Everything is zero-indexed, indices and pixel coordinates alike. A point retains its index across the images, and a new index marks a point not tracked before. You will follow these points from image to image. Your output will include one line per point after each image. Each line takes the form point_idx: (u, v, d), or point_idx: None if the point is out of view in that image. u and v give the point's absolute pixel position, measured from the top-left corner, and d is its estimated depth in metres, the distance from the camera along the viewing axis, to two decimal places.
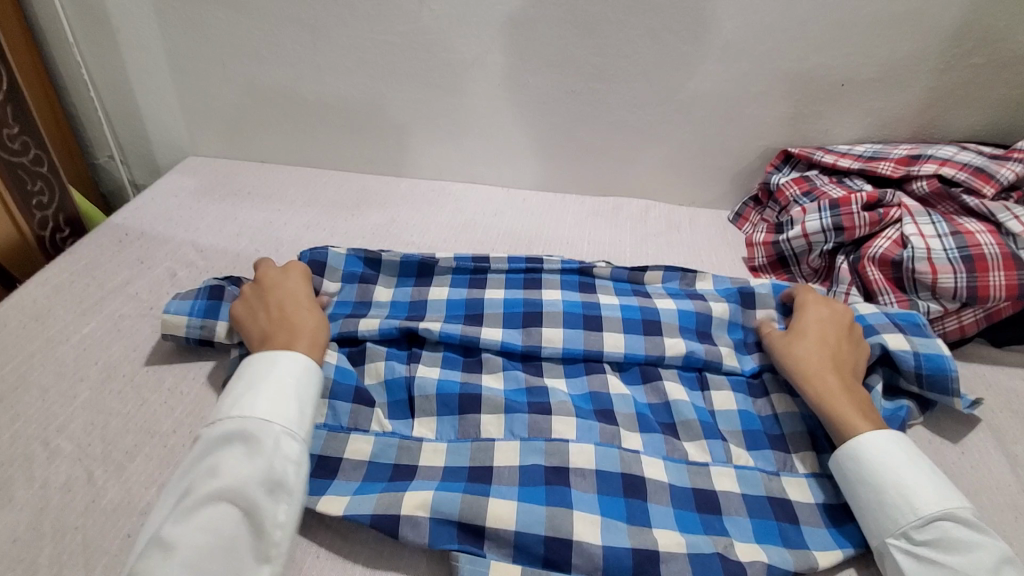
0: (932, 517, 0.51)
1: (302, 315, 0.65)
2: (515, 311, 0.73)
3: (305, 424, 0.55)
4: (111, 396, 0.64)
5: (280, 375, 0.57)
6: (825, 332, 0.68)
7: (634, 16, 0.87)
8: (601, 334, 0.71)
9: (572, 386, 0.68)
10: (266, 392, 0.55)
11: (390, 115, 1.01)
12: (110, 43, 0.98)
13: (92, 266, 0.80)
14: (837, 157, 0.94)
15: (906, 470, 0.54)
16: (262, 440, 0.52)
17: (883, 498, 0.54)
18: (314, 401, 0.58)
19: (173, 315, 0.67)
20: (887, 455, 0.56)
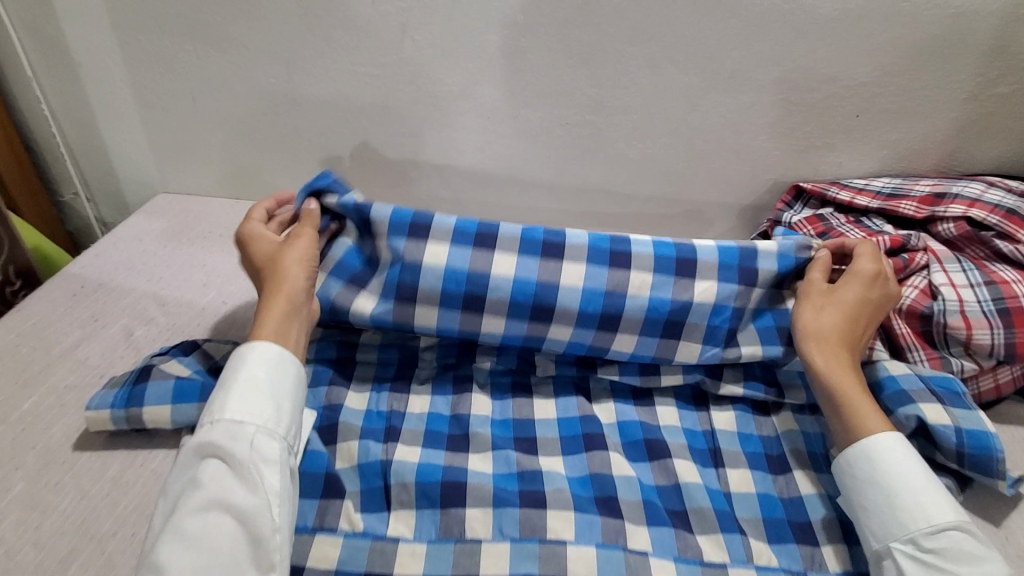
0: (945, 526, 0.50)
1: (276, 263, 0.62)
2: (515, 331, 0.66)
3: (285, 420, 0.53)
4: (48, 487, 0.56)
5: (255, 367, 0.54)
6: (859, 307, 0.63)
7: (633, 46, 0.81)
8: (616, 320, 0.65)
9: (577, 334, 0.65)
10: (239, 391, 0.52)
11: (372, 149, 0.94)
12: (71, 77, 0.92)
13: (40, 326, 0.73)
14: (854, 194, 0.87)
15: (922, 477, 0.53)
16: (235, 444, 0.50)
17: (895, 502, 0.53)
18: (293, 393, 0.55)
19: (96, 411, 0.59)
20: (902, 458, 0.54)
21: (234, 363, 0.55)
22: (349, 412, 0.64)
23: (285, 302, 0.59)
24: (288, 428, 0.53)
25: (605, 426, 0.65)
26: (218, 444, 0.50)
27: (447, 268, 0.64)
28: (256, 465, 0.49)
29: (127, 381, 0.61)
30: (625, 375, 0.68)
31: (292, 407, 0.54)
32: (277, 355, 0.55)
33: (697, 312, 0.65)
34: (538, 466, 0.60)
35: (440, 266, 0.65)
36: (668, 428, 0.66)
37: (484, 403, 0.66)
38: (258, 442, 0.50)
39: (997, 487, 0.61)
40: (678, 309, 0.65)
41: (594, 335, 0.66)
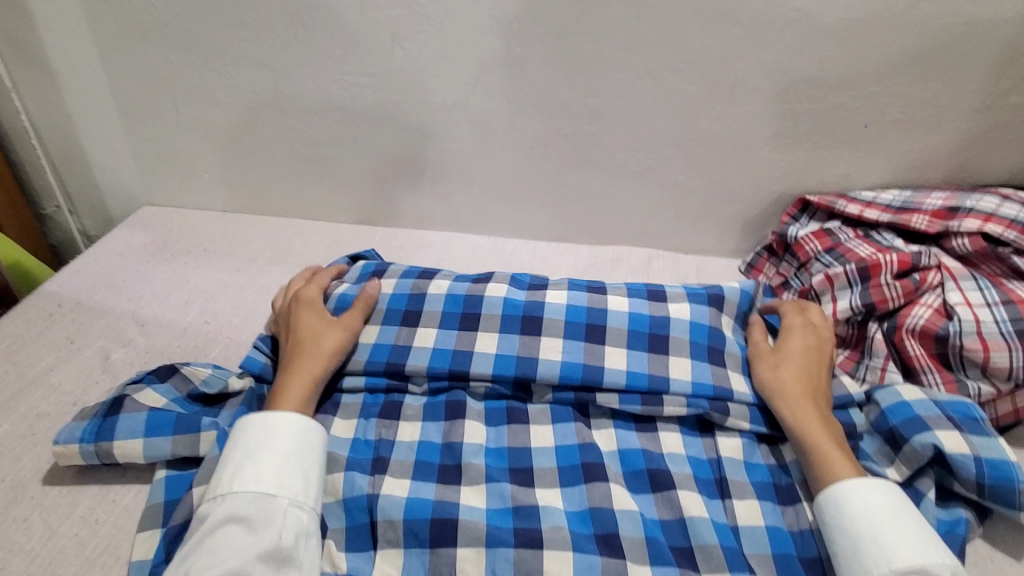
0: (905, 571, 0.48)
1: (315, 341, 0.64)
2: (507, 368, 0.65)
3: (313, 491, 0.53)
4: (12, 526, 0.53)
5: (285, 438, 0.54)
6: (811, 359, 0.65)
7: (633, 54, 0.78)
8: (602, 347, 0.67)
9: (568, 353, 0.66)
10: (266, 464, 0.52)
11: (363, 161, 0.91)
12: (51, 87, 0.89)
13: (14, 349, 0.69)
14: (863, 207, 0.85)
15: (885, 518, 0.52)
16: (267, 517, 0.49)
17: (859, 545, 0.51)
18: (319, 463, 0.55)
19: (64, 446, 0.55)
20: (864, 498, 0.53)
21: (260, 428, 0.55)
22: (336, 442, 0.61)
23: (312, 383, 0.61)
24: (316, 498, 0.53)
25: (605, 455, 0.62)
26: (246, 516, 0.49)
27: (447, 297, 0.71)
28: (286, 540, 0.49)
29: (98, 414, 0.58)
30: (624, 402, 0.64)
31: (319, 477, 0.54)
32: (304, 427, 0.56)
33: (677, 326, 0.69)
34: (534, 501, 0.57)
35: (441, 295, 0.71)
36: (672, 456, 0.63)
37: (477, 432, 0.63)
38: (288, 516, 0.50)
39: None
40: (658, 322, 0.69)
41: (585, 350, 0.67)
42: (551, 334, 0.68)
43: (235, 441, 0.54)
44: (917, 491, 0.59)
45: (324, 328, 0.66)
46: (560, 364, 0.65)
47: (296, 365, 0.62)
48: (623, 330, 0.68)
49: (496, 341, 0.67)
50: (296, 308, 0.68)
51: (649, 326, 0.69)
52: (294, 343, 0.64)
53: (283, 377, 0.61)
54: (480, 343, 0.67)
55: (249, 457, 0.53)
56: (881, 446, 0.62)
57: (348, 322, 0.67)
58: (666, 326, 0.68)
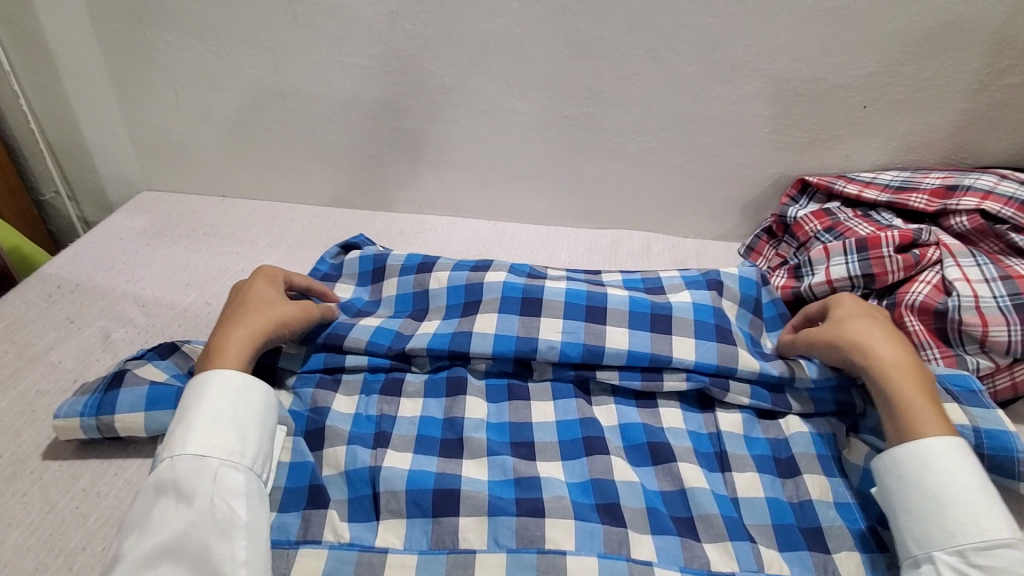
0: (998, 542, 0.47)
1: (264, 305, 0.62)
2: (506, 348, 0.64)
3: (250, 450, 0.52)
4: (12, 500, 0.53)
5: (216, 398, 0.53)
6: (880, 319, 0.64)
7: (633, 35, 0.78)
8: (604, 328, 0.66)
9: (567, 334, 0.65)
10: (197, 426, 0.52)
11: (363, 145, 0.91)
12: (49, 70, 0.88)
13: (13, 328, 0.69)
14: (862, 188, 0.85)
15: (973, 488, 0.50)
16: (196, 479, 0.49)
17: (945, 509, 0.50)
18: (257, 421, 0.54)
19: (65, 419, 0.55)
20: (953, 466, 0.51)
21: (192, 392, 0.54)
22: (338, 417, 0.61)
23: (251, 342, 0.59)
24: (254, 458, 0.52)
25: (606, 430, 0.62)
26: (176, 479, 0.49)
27: (449, 289, 0.71)
28: (218, 500, 0.48)
29: (99, 388, 0.58)
30: (624, 377, 0.65)
31: (258, 436, 0.53)
32: (239, 384, 0.55)
33: (680, 308, 0.68)
34: (536, 473, 0.57)
35: (443, 289, 0.71)
36: (672, 430, 0.63)
37: (478, 407, 0.63)
38: (220, 477, 0.49)
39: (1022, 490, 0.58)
40: (659, 304, 0.68)
41: (585, 331, 0.66)
42: (551, 315, 0.67)
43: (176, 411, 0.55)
44: None
45: (278, 300, 0.64)
46: (560, 344, 0.65)
47: (239, 323, 0.60)
48: (625, 312, 0.67)
49: (495, 322, 0.66)
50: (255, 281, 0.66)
51: (651, 308, 0.68)
52: (241, 304, 0.62)
53: (221, 334, 0.59)
54: (479, 325, 0.66)
55: (179, 422, 0.52)
56: None
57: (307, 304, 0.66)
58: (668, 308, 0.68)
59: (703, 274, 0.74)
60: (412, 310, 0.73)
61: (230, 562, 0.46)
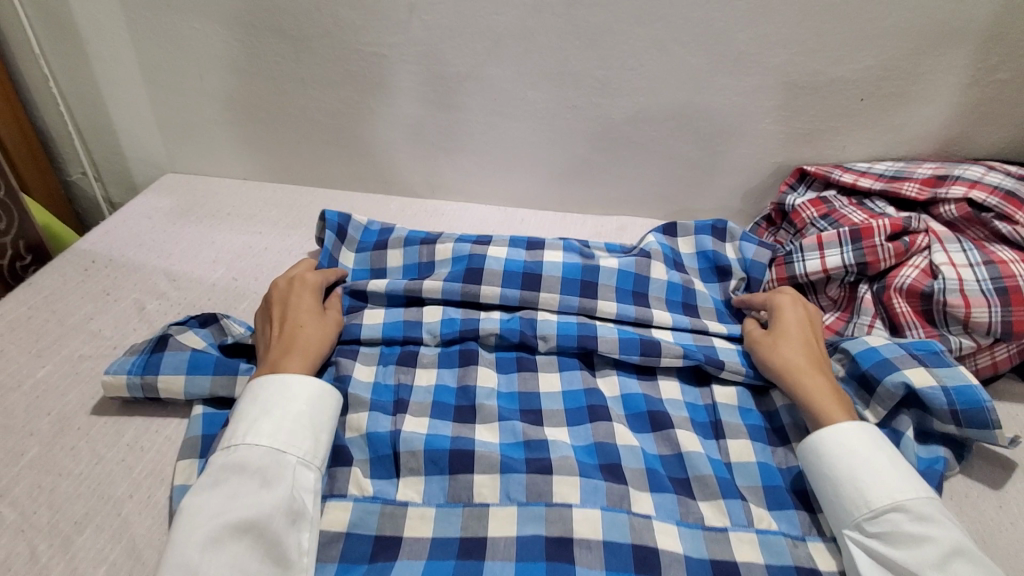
0: (883, 509, 0.52)
1: (306, 334, 0.65)
2: (512, 326, 0.71)
3: (320, 452, 0.56)
4: (63, 452, 0.57)
5: (297, 400, 0.57)
6: (804, 334, 0.68)
7: (641, 27, 0.81)
8: (596, 301, 0.73)
9: (564, 305, 0.72)
10: (277, 420, 0.55)
11: (379, 131, 0.95)
12: (79, 54, 0.92)
13: (53, 298, 0.73)
14: (857, 176, 0.89)
15: (865, 464, 0.55)
16: (276, 471, 0.52)
17: (839, 490, 0.55)
18: (328, 426, 0.58)
19: (113, 376, 0.60)
20: (840, 451, 0.57)
21: (272, 390, 0.57)
22: (359, 385, 0.66)
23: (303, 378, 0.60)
24: (323, 459, 0.56)
25: (609, 400, 0.67)
26: (258, 467, 0.52)
27: (453, 259, 0.77)
28: (294, 492, 0.52)
29: (146, 349, 0.63)
30: (624, 352, 0.69)
31: (328, 439, 0.57)
32: (320, 391, 0.59)
33: (656, 285, 0.77)
34: (544, 436, 0.62)
35: (447, 260, 0.78)
36: (671, 401, 0.68)
37: (489, 376, 0.68)
38: (297, 474, 0.53)
39: (999, 441, 0.64)
40: (642, 283, 0.77)
41: (580, 304, 0.72)
42: (549, 291, 0.73)
43: (248, 399, 0.57)
44: (896, 432, 0.67)
45: (318, 327, 0.66)
46: (557, 322, 0.71)
47: (289, 354, 0.62)
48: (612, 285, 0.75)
49: (498, 293, 0.72)
50: (298, 293, 0.69)
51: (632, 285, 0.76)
52: (287, 331, 0.64)
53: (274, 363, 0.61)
54: (485, 291, 0.72)
55: (260, 413, 0.56)
56: (858, 391, 0.70)
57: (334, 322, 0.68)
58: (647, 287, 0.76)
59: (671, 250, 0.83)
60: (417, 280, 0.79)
61: (300, 552, 0.50)
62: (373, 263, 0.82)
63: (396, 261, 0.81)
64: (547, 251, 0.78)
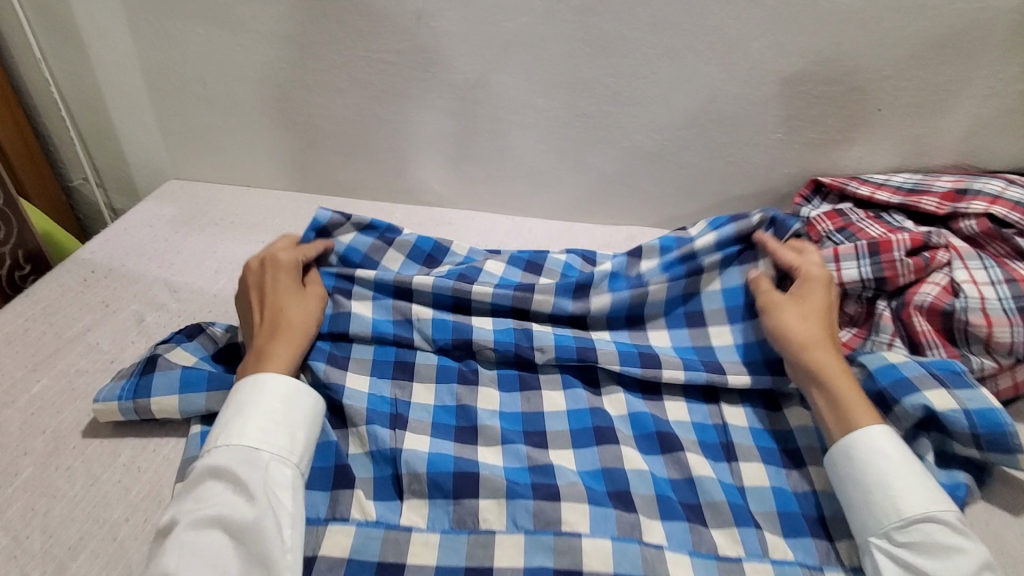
0: (916, 519, 0.51)
1: (290, 314, 0.64)
2: (507, 339, 0.67)
3: (298, 449, 0.55)
4: (58, 473, 0.56)
5: (269, 398, 0.56)
6: (828, 308, 0.66)
7: (653, 35, 0.79)
8: (590, 303, 0.71)
9: (558, 305, 0.71)
10: (250, 419, 0.55)
11: (384, 139, 0.93)
12: (81, 59, 0.91)
13: (51, 310, 0.72)
14: (874, 189, 0.86)
15: (897, 471, 0.54)
16: (248, 469, 0.52)
17: (871, 497, 0.54)
18: (307, 423, 0.57)
19: (104, 404, 0.59)
20: (874, 456, 0.55)
21: (246, 391, 0.57)
22: (355, 395, 0.63)
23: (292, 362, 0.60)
24: (301, 456, 0.55)
25: (615, 420, 0.65)
26: (230, 471, 0.51)
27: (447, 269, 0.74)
28: (270, 490, 0.51)
29: (134, 373, 0.61)
30: (625, 365, 0.67)
31: (306, 436, 0.56)
32: (292, 388, 0.57)
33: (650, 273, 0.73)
34: (550, 460, 0.60)
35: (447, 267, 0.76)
36: (679, 423, 0.65)
37: (490, 398, 0.66)
38: (270, 469, 0.52)
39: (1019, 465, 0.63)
40: (634, 278, 0.74)
41: (573, 308, 0.71)
42: (542, 290, 0.70)
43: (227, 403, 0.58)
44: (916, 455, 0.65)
45: (298, 304, 0.65)
46: (553, 333, 0.68)
47: (274, 339, 0.61)
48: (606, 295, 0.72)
49: (491, 296, 0.69)
50: (273, 272, 0.67)
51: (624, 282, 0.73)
52: (270, 313, 0.64)
53: (261, 349, 0.61)
54: (477, 292, 0.69)
55: (233, 413, 0.55)
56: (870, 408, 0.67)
57: (316, 296, 0.67)
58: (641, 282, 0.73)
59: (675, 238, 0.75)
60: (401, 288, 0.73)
61: (283, 550, 0.49)
62: (370, 250, 0.75)
63: (392, 263, 0.75)
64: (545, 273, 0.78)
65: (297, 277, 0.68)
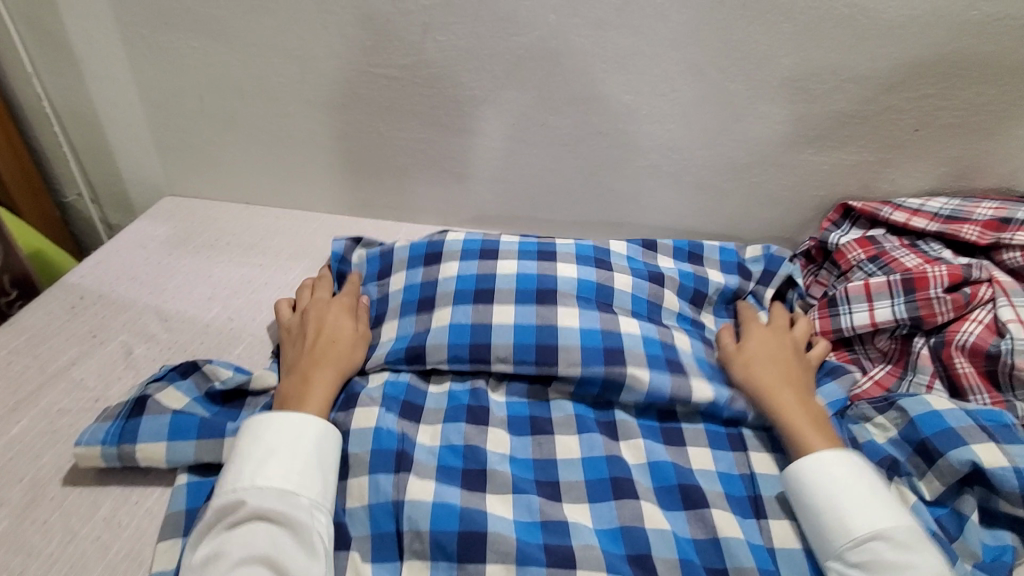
0: (864, 539, 0.51)
1: (336, 345, 0.66)
2: (526, 342, 0.65)
3: (331, 494, 0.53)
4: (34, 528, 0.52)
5: (302, 439, 0.54)
6: (773, 348, 0.69)
7: (676, 50, 0.74)
8: (615, 317, 0.68)
9: (584, 320, 0.67)
10: (284, 460, 0.52)
11: (389, 156, 0.89)
12: (73, 72, 0.87)
13: (35, 341, 0.68)
14: (909, 215, 0.81)
15: (845, 491, 0.54)
16: (289, 517, 0.49)
17: (821, 518, 0.54)
18: (335, 465, 0.55)
19: (86, 448, 0.55)
20: (821, 477, 0.55)
21: (275, 429, 0.55)
22: (357, 438, 0.59)
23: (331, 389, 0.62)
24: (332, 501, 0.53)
25: (634, 469, 0.60)
26: (270, 515, 0.49)
27: (458, 277, 0.71)
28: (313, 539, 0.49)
29: (121, 414, 0.58)
30: (654, 372, 0.64)
31: (335, 480, 0.54)
32: (321, 430, 0.56)
33: (667, 270, 0.77)
34: (564, 516, 0.55)
35: (452, 279, 0.71)
36: (703, 473, 0.61)
37: (501, 441, 0.62)
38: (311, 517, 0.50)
39: None
40: (655, 310, 0.73)
41: (600, 318, 0.67)
42: (565, 305, 0.68)
43: (252, 438, 0.55)
44: (959, 512, 0.60)
45: (344, 336, 0.68)
46: (580, 330, 0.66)
47: (319, 365, 0.63)
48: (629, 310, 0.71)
49: (512, 313, 0.67)
50: (327, 307, 0.71)
51: (645, 269, 0.76)
52: (318, 340, 0.66)
53: (304, 373, 0.62)
54: (497, 315, 0.67)
55: (265, 453, 0.53)
56: (914, 459, 0.63)
57: (361, 331, 0.70)
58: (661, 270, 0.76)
59: (694, 279, 0.78)
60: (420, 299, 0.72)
61: None
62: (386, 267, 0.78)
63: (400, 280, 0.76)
64: (560, 262, 0.72)
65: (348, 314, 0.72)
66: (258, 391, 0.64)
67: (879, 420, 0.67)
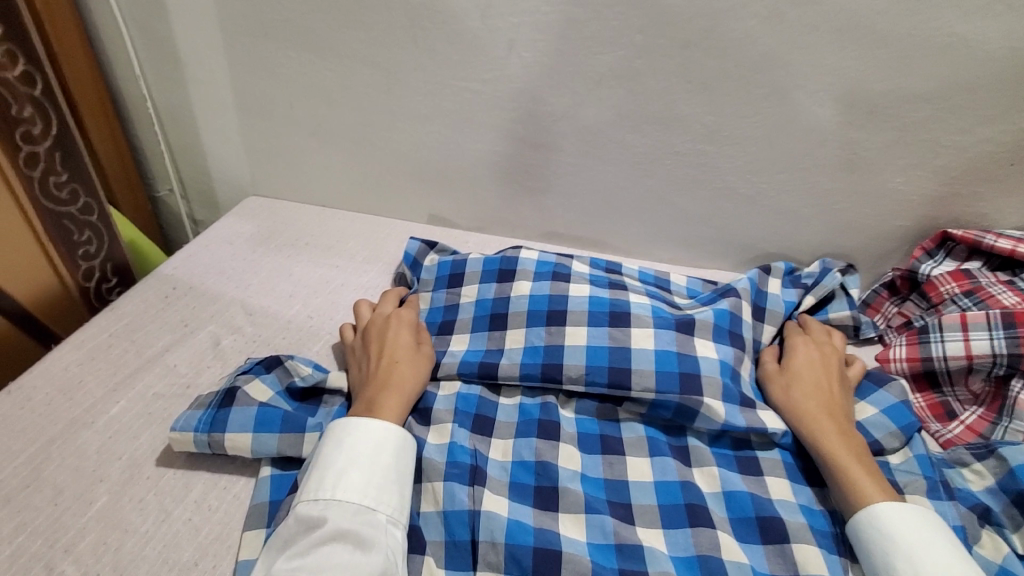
0: None
1: (402, 370, 0.63)
2: (600, 364, 0.65)
3: (407, 510, 0.53)
4: (131, 505, 0.55)
5: (381, 452, 0.54)
6: (816, 369, 0.67)
7: (764, 73, 0.73)
8: (693, 338, 0.67)
9: (660, 342, 0.66)
10: (364, 469, 0.52)
11: (463, 167, 0.91)
12: (177, 77, 0.93)
13: (132, 327, 0.73)
14: (1017, 243, 0.76)
15: (900, 550, 0.50)
16: (371, 533, 0.49)
17: None
18: (411, 480, 0.55)
19: (180, 432, 0.58)
20: (874, 537, 0.52)
21: (352, 439, 0.55)
22: (433, 448, 0.60)
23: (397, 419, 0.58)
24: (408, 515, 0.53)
25: (708, 497, 0.59)
26: (351, 530, 0.49)
27: (530, 297, 0.71)
28: (390, 555, 0.49)
29: (212, 403, 0.61)
30: (725, 401, 0.63)
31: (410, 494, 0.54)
32: (401, 440, 0.56)
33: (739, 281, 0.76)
34: (640, 541, 0.55)
35: (524, 297, 0.72)
36: (783, 502, 0.58)
37: (572, 457, 0.61)
38: (389, 533, 0.50)
39: None
40: (736, 324, 0.70)
41: (677, 341, 0.66)
42: (641, 326, 0.67)
43: (333, 445, 0.55)
44: None
45: (409, 360, 0.64)
46: (655, 353, 0.65)
47: (385, 391, 0.60)
48: (710, 321, 0.69)
49: (586, 334, 0.67)
50: (396, 327, 0.68)
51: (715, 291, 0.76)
52: (383, 365, 0.63)
53: (369, 401, 0.59)
54: (569, 337, 0.67)
55: (346, 462, 0.53)
56: (1009, 509, 0.59)
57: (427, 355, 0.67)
58: (733, 286, 0.75)
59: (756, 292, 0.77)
60: (492, 314, 0.73)
61: None
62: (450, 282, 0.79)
63: (470, 294, 0.76)
64: (632, 292, 0.72)
65: (415, 334, 0.69)
66: (333, 390, 0.66)
67: (976, 466, 0.63)
